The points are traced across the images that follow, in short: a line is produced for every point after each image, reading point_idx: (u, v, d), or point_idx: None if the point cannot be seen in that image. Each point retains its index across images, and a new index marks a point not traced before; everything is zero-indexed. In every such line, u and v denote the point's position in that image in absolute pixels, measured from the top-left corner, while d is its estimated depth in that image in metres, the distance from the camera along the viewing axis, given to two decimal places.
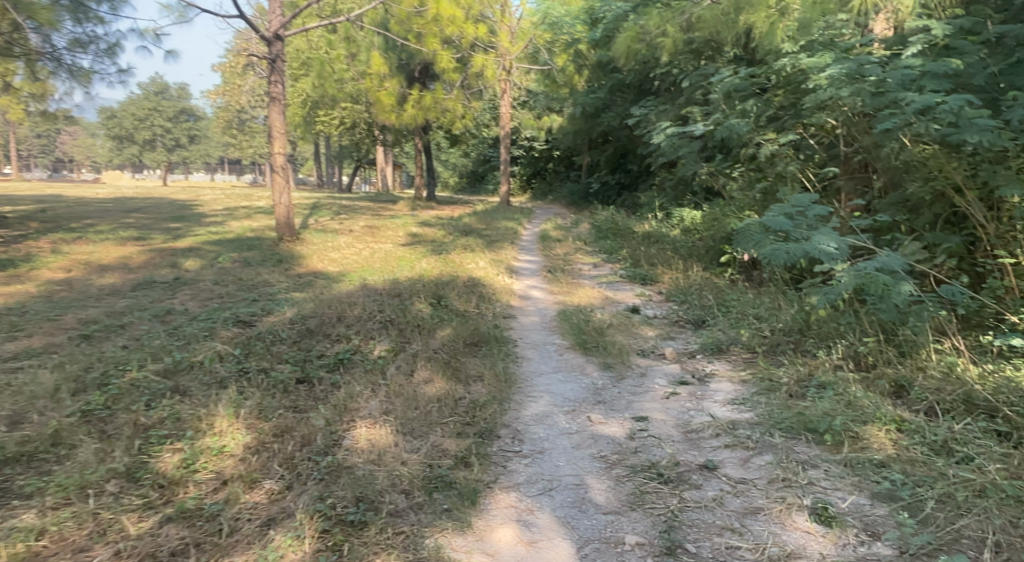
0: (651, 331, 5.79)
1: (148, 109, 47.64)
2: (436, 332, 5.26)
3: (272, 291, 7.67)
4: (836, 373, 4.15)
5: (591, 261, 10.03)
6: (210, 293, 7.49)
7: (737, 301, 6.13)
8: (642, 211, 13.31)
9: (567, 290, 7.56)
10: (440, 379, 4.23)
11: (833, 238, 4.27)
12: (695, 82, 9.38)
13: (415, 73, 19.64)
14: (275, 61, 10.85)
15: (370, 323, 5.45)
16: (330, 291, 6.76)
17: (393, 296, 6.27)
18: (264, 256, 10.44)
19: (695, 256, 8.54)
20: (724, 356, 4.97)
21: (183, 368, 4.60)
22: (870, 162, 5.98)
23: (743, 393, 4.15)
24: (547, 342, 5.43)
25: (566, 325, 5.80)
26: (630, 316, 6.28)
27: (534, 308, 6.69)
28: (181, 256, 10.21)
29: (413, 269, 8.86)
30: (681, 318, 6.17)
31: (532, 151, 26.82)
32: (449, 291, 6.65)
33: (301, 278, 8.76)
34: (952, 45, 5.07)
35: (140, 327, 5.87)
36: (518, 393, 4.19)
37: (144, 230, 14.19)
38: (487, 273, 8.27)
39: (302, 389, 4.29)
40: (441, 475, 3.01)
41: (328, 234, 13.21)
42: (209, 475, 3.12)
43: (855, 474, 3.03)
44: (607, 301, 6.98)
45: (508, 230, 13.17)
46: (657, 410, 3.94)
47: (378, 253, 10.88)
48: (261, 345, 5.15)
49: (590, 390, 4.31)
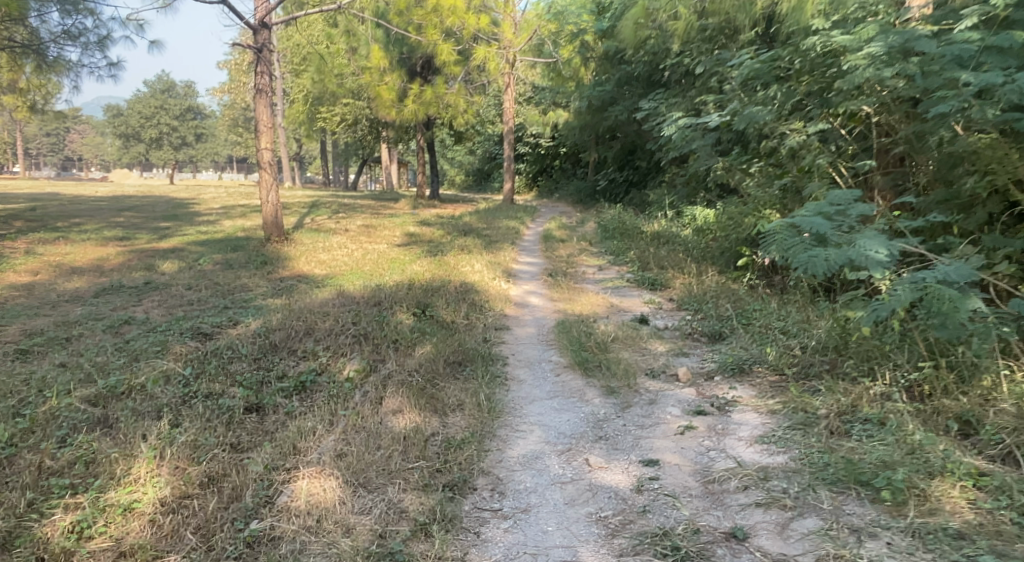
0: (662, 348, 5.12)
1: (154, 107, 47.37)
2: (415, 349, 4.61)
3: (248, 297, 7.04)
4: (884, 404, 3.47)
5: (596, 263, 9.34)
6: (178, 300, 6.87)
7: (759, 311, 5.45)
8: (651, 210, 12.59)
9: (568, 297, 6.88)
10: (411, 410, 3.57)
11: (881, 243, 3.59)
12: (710, 70, 8.67)
13: (416, 67, 19.00)
14: (261, 51, 10.25)
15: (343, 337, 4.80)
16: (305, 298, 6.10)
17: (371, 305, 5.60)
18: (249, 257, 9.83)
19: (710, 259, 7.85)
20: (747, 379, 4.30)
21: (116, 393, 3.97)
22: (912, 155, 5.26)
23: (774, 429, 3.47)
24: (543, 359, 4.78)
25: (565, 339, 5.14)
26: (637, 328, 5.60)
27: (531, 318, 6.02)
28: (160, 258, 9.61)
29: (403, 273, 8.20)
30: (696, 331, 5.50)
31: (538, 148, 26.10)
32: (437, 299, 6.00)
33: (282, 282, 8.11)
34: (1015, 17, 4.35)
35: (87, 340, 5.25)
36: (503, 426, 3.53)
37: (131, 229, 13.65)
38: (482, 278, 7.60)
39: (251, 419, 3.65)
40: (393, 551, 2.38)
41: (321, 234, 12.60)
42: (105, 544, 2.48)
43: (927, 551, 2.36)
44: (612, 311, 6.30)
45: (509, 230, 12.50)
46: (670, 451, 3.26)
47: (371, 254, 10.24)
48: (216, 363, 4.51)
49: (590, 422, 3.64)
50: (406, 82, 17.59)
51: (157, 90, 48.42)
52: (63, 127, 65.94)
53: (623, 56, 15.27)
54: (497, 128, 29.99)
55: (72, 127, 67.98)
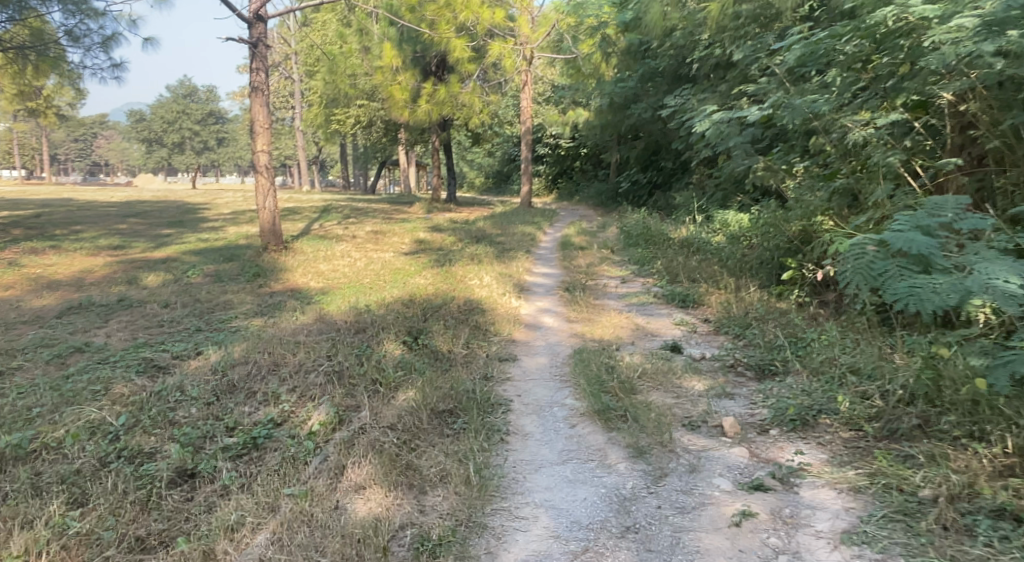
0: (700, 387, 4.23)
1: (176, 112, 47.30)
2: (396, 392, 3.75)
3: (226, 317, 6.28)
4: (1016, 489, 2.56)
5: (618, 274, 8.44)
6: (147, 321, 6.12)
7: (816, 340, 4.52)
8: (678, 214, 11.64)
9: (586, 317, 6.01)
10: (379, 490, 2.72)
11: (1007, 268, 2.82)
12: (745, 59, 7.74)
13: (431, 66, 17.90)
14: (256, 46, 9.58)
15: (313, 377, 3.97)
16: (283, 321, 5.31)
17: (355, 332, 4.79)
18: (243, 268, 9.11)
19: (749, 272, 6.92)
20: (813, 434, 3.40)
21: (21, 455, 3.22)
22: (1010, 152, 4.31)
23: (864, 520, 2.58)
24: (555, 404, 3.90)
25: (584, 376, 4.25)
26: (668, 360, 4.70)
27: (543, 345, 5.16)
28: (146, 270, 8.92)
29: (404, 287, 7.38)
30: (740, 364, 4.59)
31: (558, 149, 25.21)
32: (434, 322, 5.18)
33: (271, 298, 7.35)
34: None
35: (23, 374, 4.51)
36: (499, 512, 2.66)
37: (130, 237, 13.06)
38: (490, 293, 6.76)
39: (177, 495, 2.85)
40: None
41: (324, 241, 11.84)
42: None
43: None
44: (638, 335, 5.40)
45: (524, 236, 11.64)
46: (725, 556, 2.41)
47: (375, 264, 9.45)
48: (157, 410, 3.72)
49: (614, 503, 2.77)
50: (419, 82, 16.88)
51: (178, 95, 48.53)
52: (89, 131, 66.48)
53: (647, 50, 14.30)
54: (516, 128, 29.15)
55: (97, 131, 68.48)
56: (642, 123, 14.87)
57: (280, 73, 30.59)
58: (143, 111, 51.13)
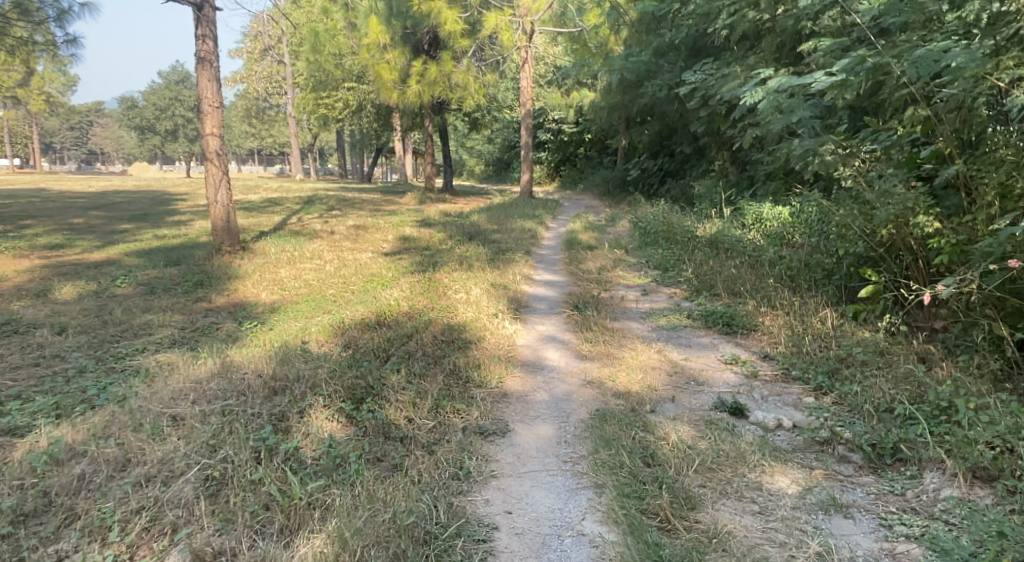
0: (792, 489, 2.69)
1: (168, 98, 45.15)
2: (302, 532, 2.24)
3: (129, 349, 4.75)
4: None
5: (637, 283, 6.90)
6: (20, 358, 4.58)
7: (959, 409, 3.01)
8: (700, 206, 10.11)
9: (605, 351, 4.49)
10: None
11: None
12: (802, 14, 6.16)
13: (422, 44, 16.15)
14: (202, 8, 8.11)
15: (177, 488, 2.46)
16: (180, 369, 3.77)
17: (273, 395, 3.27)
18: (186, 275, 7.59)
19: (810, 285, 5.38)
20: None
21: None
22: None
23: None
24: (565, 534, 2.39)
25: (609, 474, 2.72)
26: (732, 432, 3.17)
27: (547, 403, 3.62)
28: (67, 278, 7.40)
29: (372, 301, 5.91)
30: (842, 442, 3.06)
31: (561, 134, 23.65)
32: (391, 373, 3.63)
33: (205, 317, 5.86)
34: None
35: None
36: None
37: (79, 234, 11.53)
38: (478, 313, 5.26)
39: None
40: None
41: (294, 239, 10.31)
42: None
43: None
44: (679, 385, 3.88)
45: (524, 233, 10.12)
46: None
47: (346, 268, 7.95)
48: None
49: None
50: (410, 60, 15.27)
51: (169, 81, 46.74)
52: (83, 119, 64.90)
53: None
54: (517, 112, 27.44)
55: (88, 118, 66.90)
56: (656, 103, 13.25)
57: (271, 56, 28.91)
58: (135, 98, 49.56)
